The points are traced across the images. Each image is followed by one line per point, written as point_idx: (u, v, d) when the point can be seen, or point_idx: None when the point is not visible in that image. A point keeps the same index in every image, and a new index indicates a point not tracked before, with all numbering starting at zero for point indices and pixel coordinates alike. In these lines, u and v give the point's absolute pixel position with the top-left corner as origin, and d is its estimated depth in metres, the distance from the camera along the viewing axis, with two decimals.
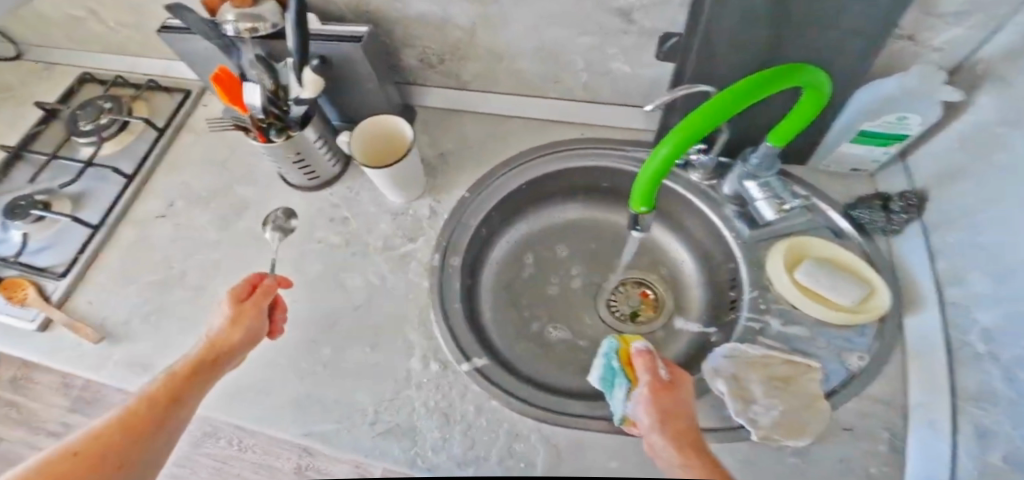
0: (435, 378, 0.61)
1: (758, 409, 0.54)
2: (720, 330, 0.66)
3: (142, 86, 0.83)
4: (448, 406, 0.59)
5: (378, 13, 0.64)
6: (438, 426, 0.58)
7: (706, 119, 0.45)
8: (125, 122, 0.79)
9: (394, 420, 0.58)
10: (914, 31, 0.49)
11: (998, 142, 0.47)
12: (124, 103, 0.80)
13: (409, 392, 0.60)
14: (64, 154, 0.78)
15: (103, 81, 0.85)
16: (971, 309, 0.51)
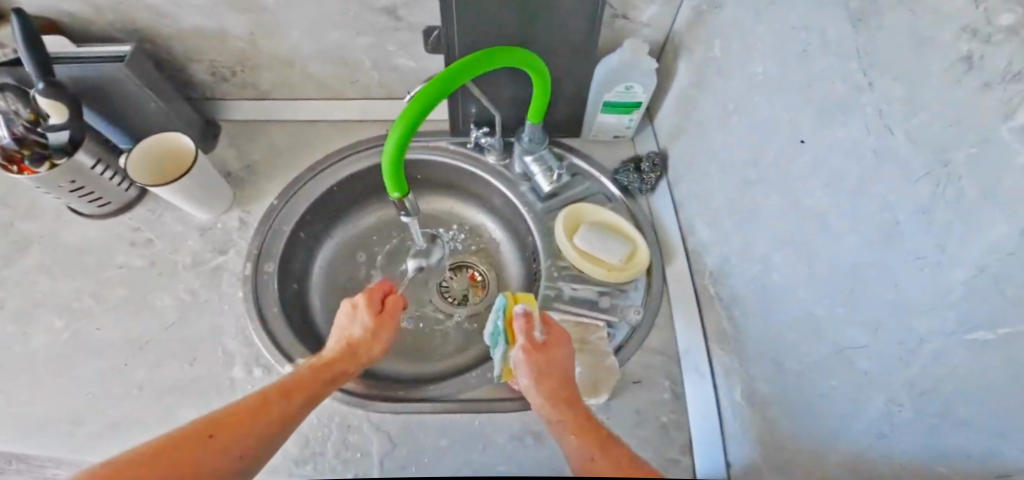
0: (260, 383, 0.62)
1: None
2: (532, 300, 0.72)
3: None
4: None
5: (150, 30, 0.62)
6: None
7: (433, 92, 0.47)
8: None
9: None
10: (625, 10, 0.58)
11: (693, 107, 0.59)
12: None
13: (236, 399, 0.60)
14: None
15: None
16: (702, 254, 0.63)
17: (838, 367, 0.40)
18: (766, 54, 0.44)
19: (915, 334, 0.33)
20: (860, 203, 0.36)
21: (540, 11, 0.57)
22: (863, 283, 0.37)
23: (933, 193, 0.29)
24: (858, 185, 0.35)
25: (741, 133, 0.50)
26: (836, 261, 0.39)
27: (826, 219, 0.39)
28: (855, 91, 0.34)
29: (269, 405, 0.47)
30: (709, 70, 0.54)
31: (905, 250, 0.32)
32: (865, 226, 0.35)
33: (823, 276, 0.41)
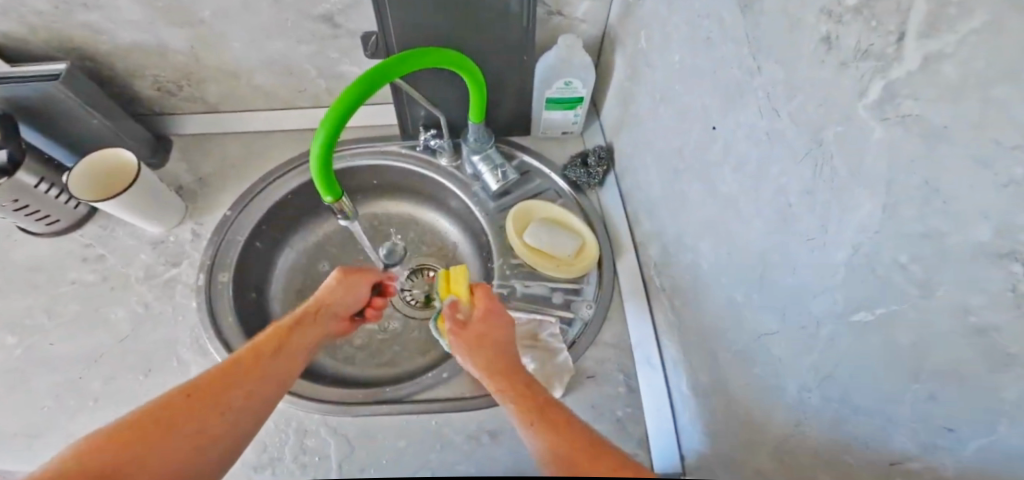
0: None
1: None
2: None
3: None
4: None
5: (89, 48, 0.62)
6: None
7: (356, 94, 0.47)
8: None
9: None
10: (558, 7, 0.58)
11: (630, 101, 0.59)
12: None
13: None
14: None
15: None
16: (649, 246, 0.65)
17: (759, 353, 0.41)
18: (680, 44, 0.44)
19: (814, 317, 0.33)
20: (762, 187, 0.37)
21: (473, 14, 0.57)
22: (771, 266, 0.38)
23: (815, 172, 0.30)
24: (758, 171, 0.37)
25: (670, 124, 0.51)
26: (750, 246, 0.41)
27: (738, 205, 0.41)
28: (749, 75, 0.35)
29: (231, 383, 0.43)
30: (638, 62, 0.54)
31: (800, 232, 0.33)
32: (770, 211, 0.37)
33: (742, 262, 0.42)
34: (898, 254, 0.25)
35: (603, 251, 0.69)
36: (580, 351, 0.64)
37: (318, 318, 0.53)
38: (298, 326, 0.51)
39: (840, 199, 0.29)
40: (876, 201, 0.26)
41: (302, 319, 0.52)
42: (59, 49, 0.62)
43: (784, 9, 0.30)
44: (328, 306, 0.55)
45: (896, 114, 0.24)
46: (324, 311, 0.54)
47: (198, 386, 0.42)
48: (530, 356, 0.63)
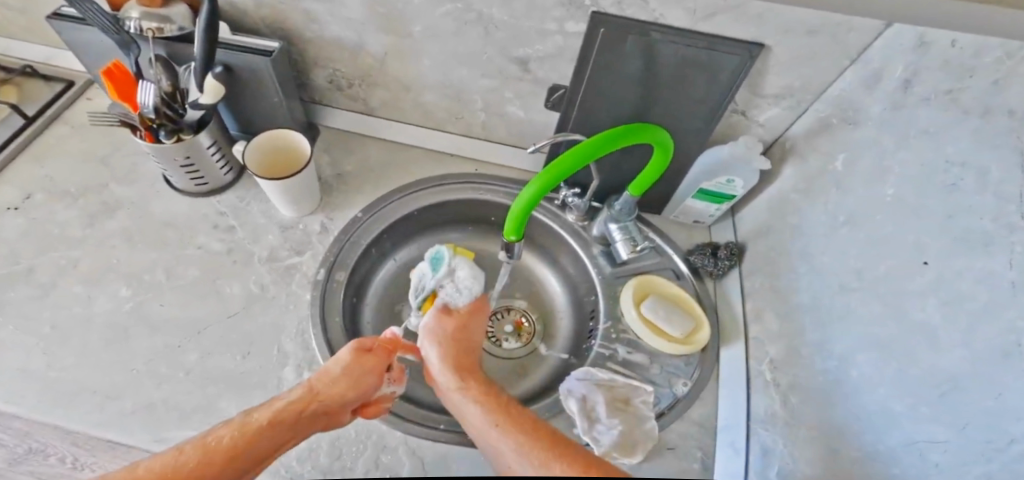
0: None
1: (601, 429, 0.58)
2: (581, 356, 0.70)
3: (14, 69, 0.72)
4: None
5: (293, 31, 0.65)
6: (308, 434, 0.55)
7: (579, 157, 0.50)
8: None
9: None
10: (746, 108, 0.60)
11: (792, 211, 0.60)
12: None
13: None
14: None
15: None
16: (766, 343, 0.61)
17: (911, 458, 0.42)
18: (902, 178, 0.46)
19: (1005, 435, 0.36)
20: (982, 322, 0.38)
21: (669, 93, 0.60)
22: (962, 388, 0.39)
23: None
24: (983, 307, 0.38)
25: (850, 247, 0.50)
26: (934, 369, 0.41)
27: (934, 333, 0.41)
28: (1005, 229, 0.37)
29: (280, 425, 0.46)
30: (821, 180, 0.56)
31: (1022, 368, 0.35)
32: (981, 344, 0.38)
33: (914, 378, 0.43)
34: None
35: (713, 340, 0.64)
36: (666, 421, 0.59)
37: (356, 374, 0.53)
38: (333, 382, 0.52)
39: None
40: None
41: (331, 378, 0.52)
42: (269, 26, 0.65)
43: None
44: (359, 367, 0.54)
45: None
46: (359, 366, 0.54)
47: (233, 442, 0.43)
48: (619, 418, 0.59)
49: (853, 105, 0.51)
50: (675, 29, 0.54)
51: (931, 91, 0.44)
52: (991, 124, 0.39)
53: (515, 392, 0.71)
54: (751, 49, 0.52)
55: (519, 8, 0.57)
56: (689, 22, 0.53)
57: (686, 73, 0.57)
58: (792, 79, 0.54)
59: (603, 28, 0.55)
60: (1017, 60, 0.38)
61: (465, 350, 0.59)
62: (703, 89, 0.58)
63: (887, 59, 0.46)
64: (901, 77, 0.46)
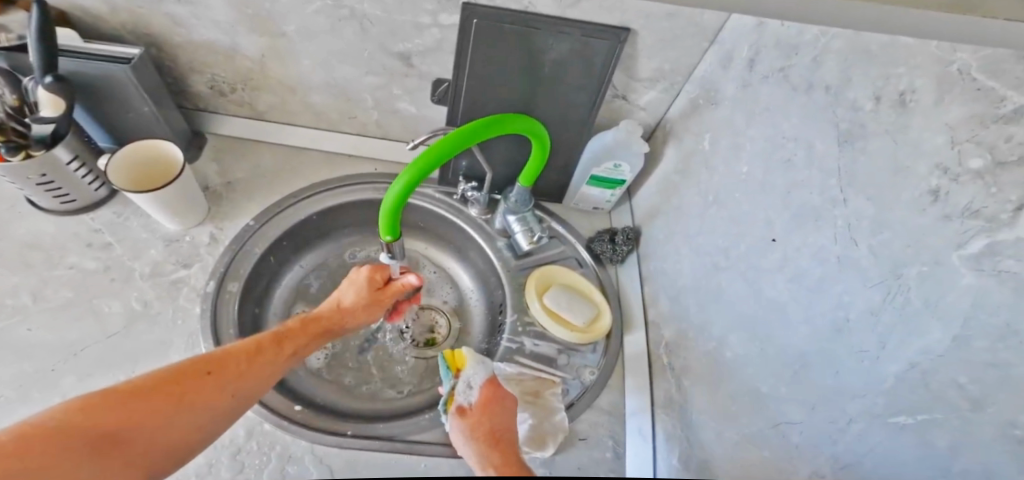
0: None
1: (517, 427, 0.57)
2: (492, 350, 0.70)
3: None
4: None
5: (157, 34, 0.61)
6: (204, 451, 0.55)
7: (446, 148, 0.47)
8: None
9: None
10: (625, 93, 0.61)
11: (674, 193, 0.62)
12: None
13: None
14: None
15: None
16: (662, 325, 0.62)
17: (774, 438, 0.42)
18: (751, 157, 0.47)
19: (845, 414, 0.36)
20: (818, 299, 0.39)
21: (550, 83, 0.59)
22: (809, 367, 0.39)
23: (885, 297, 0.33)
24: (818, 283, 0.39)
25: (718, 226, 0.53)
26: (787, 346, 0.42)
27: (786, 311, 0.42)
28: (830, 203, 0.38)
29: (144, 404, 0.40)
30: (693, 160, 0.58)
31: (852, 343, 0.35)
32: (821, 320, 0.38)
33: (775, 360, 0.43)
34: (957, 374, 0.29)
35: (615, 325, 0.65)
36: (576, 411, 0.59)
37: (229, 374, 0.45)
38: (200, 379, 0.43)
39: (905, 323, 0.31)
40: (948, 331, 0.29)
41: (177, 382, 0.42)
42: (131, 32, 0.61)
43: (891, 151, 0.33)
44: (229, 361, 0.45)
45: (992, 268, 0.27)
46: (233, 360, 0.45)
47: (105, 399, 0.39)
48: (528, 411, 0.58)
49: (713, 86, 0.54)
50: (545, 17, 0.53)
51: (767, 69, 0.46)
52: (812, 100, 0.40)
53: (430, 391, 0.70)
54: (618, 34, 0.53)
55: (388, 2, 0.55)
56: (557, 9, 0.52)
57: (560, 63, 0.57)
58: (659, 62, 0.56)
59: (476, 18, 0.54)
60: (828, 38, 0.39)
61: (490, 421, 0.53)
62: (581, 79, 0.58)
63: (735, 40, 0.50)
64: (746, 56, 0.49)
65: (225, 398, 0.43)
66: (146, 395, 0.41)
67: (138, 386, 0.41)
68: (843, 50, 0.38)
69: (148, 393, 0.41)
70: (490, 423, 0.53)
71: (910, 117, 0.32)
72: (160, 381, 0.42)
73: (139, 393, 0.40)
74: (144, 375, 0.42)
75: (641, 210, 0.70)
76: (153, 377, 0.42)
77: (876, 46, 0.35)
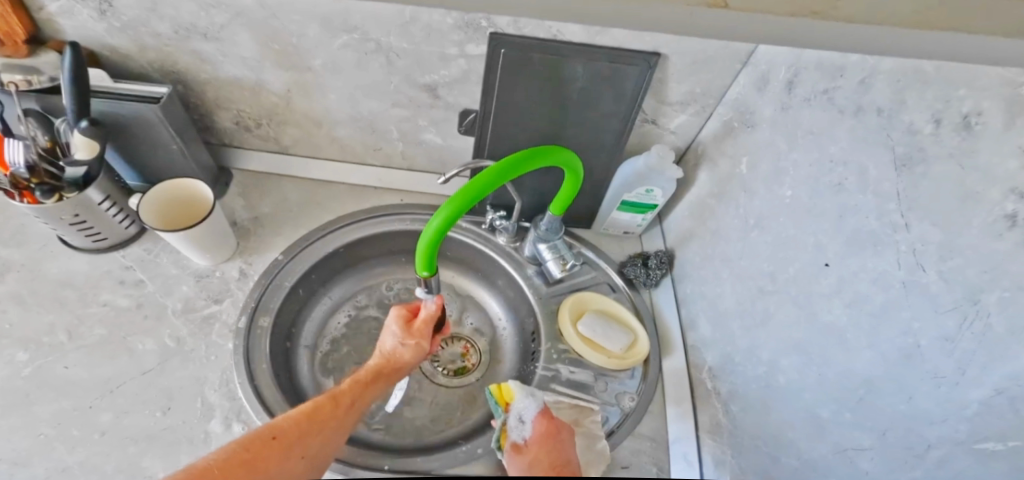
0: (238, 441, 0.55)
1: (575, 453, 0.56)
2: (525, 378, 0.69)
3: None
4: None
5: (186, 73, 0.62)
6: None
7: (486, 182, 0.47)
8: None
9: None
10: (654, 116, 0.61)
11: (710, 216, 0.62)
12: None
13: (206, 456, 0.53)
14: None
15: None
16: (703, 350, 0.61)
17: (842, 468, 0.40)
18: (796, 181, 0.47)
19: (923, 440, 0.34)
20: (882, 326, 0.37)
21: (579, 109, 0.59)
22: (876, 392, 0.37)
23: (960, 323, 0.32)
24: (881, 309, 0.37)
25: (761, 250, 0.52)
26: (849, 371, 0.40)
27: (844, 336, 0.40)
28: (890, 228, 0.36)
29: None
30: (730, 183, 0.58)
31: (924, 370, 0.34)
32: (886, 345, 0.37)
33: (835, 385, 0.41)
34: None
35: (654, 350, 0.63)
36: (619, 439, 0.58)
37: (297, 435, 0.43)
38: (273, 446, 0.42)
39: (989, 350, 0.30)
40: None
41: (243, 454, 0.40)
42: (158, 69, 0.62)
43: (957, 176, 0.32)
44: (289, 423, 0.44)
45: None
46: (298, 422, 0.44)
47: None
48: None
49: (748, 108, 0.54)
50: (574, 44, 0.53)
51: (809, 92, 0.46)
52: (862, 123, 0.40)
53: (464, 422, 0.69)
54: (648, 59, 0.53)
55: (416, 34, 0.56)
56: (586, 36, 0.53)
57: (590, 91, 0.57)
58: (690, 85, 0.56)
59: (503, 48, 0.54)
60: (877, 59, 0.39)
61: (550, 457, 0.52)
62: (609, 105, 0.58)
63: (771, 63, 0.50)
64: (784, 78, 0.49)
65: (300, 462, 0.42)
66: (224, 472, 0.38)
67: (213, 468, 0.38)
68: (894, 70, 0.38)
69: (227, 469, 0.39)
70: (551, 459, 0.52)
71: (976, 141, 0.31)
72: (232, 454, 0.40)
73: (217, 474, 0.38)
74: (212, 455, 0.39)
75: (673, 233, 0.69)
76: (224, 453, 0.40)
77: (930, 66, 0.35)
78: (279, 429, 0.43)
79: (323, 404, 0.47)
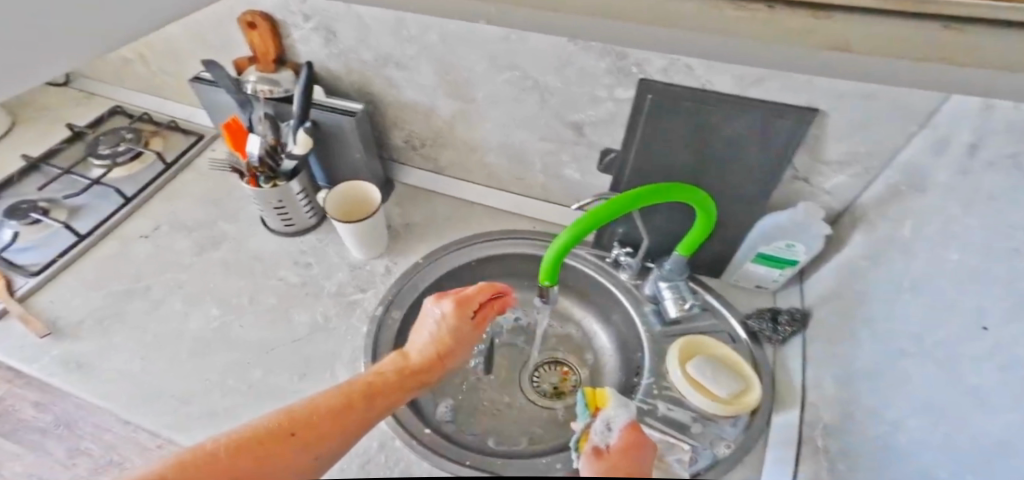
0: None
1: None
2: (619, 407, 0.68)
3: (163, 124, 0.91)
4: None
5: (376, 97, 0.76)
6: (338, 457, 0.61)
7: (612, 210, 0.52)
8: (139, 152, 0.86)
9: None
10: (810, 174, 0.60)
11: (857, 278, 0.58)
12: (143, 136, 0.89)
13: None
14: (79, 171, 0.86)
15: (130, 115, 0.94)
16: (822, 408, 0.57)
17: None
18: (965, 245, 0.44)
19: None
20: None
21: (729, 157, 0.59)
22: (1008, 454, 0.36)
23: None
24: None
25: (915, 316, 0.48)
26: (983, 432, 0.39)
27: (987, 399, 0.39)
28: None
29: (262, 453, 0.47)
30: (888, 247, 0.54)
31: None
32: None
33: (966, 445, 0.40)
34: None
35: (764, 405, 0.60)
36: None
37: (320, 429, 0.51)
38: (293, 436, 0.49)
39: None
40: None
41: (266, 438, 0.48)
42: (356, 91, 0.76)
43: None
44: (319, 417, 0.51)
45: None
46: (326, 416, 0.52)
47: (234, 441, 0.48)
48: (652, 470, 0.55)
49: (917, 171, 0.51)
50: (721, 94, 0.55)
51: (992, 154, 0.43)
52: None
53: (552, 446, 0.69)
54: (804, 114, 0.52)
55: (571, 76, 0.62)
56: (737, 87, 0.54)
57: (743, 142, 0.57)
58: (852, 145, 0.54)
59: (651, 93, 0.58)
60: None
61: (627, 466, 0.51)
62: (761, 158, 0.58)
63: (954, 126, 0.46)
64: (967, 141, 0.45)
65: (317, 455, 0.50)
66: (254, 450, 0.47)
67: (252, 438, 0.48)
68: None
69: (262, 445, 0.48)
70: (627, 466, 0.51)
71: None
72: (270, 434, 0.49)
73: (254, 448, 0.48)
74: (256, 426, 0.49)
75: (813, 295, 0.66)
76: (262, 431, 0.49)
77: None
78: (302, 422, 0.50)
79: (355, 402, 0.54)
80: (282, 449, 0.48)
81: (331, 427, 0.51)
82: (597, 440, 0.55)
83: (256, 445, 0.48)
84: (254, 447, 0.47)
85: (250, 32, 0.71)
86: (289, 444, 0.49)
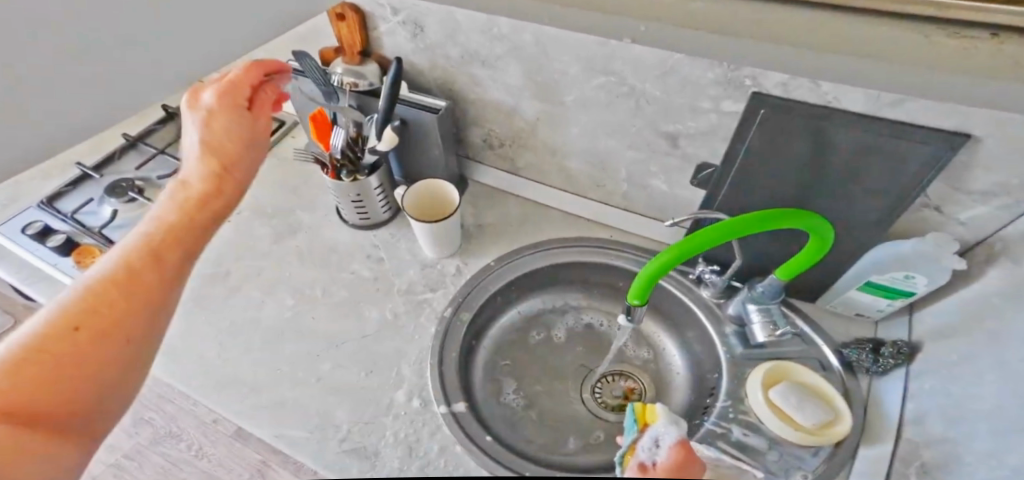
0: (412, 412, 0.60)
1: None
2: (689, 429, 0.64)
3: None
4: (415, 440, 0.58)
5: (460, 94, 0.74)
6: (400, 456, 0.57)
7: (722, 233, 0.49)
8: None
9: (361, 442, 0.58)
10: (940, 204, 0.55)
11: (984, 320, 0.52)
12: None
13: (385, 419, 0.59)
14: (172, 152, 0.90)
15: None
16: (923, 447, 0.52)
17: None
18: None
19: None
20: None
21: (845, 179, 0.55)
22: None
23: None
24: None
25: None
26: None
27: None
28: None
29: (67, 360, 0.36)
30: None
31: None
32: None
33: None
34: None
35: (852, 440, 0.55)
36: None
37: (120, 324, 0.38)
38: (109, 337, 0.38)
39: None
40: None
41: (60, 335, 0.36)
42: (439, 86, 0.75)
43: None
44: (103, 305, 0.38)
45: None
46: (125, 293, 0.39)
47: (28, 348, 0.35)
48: None
49: None
50: (852, 113, 0.50)
51: None
52: None
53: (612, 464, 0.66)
54: (954, 139, 0.47)
55: (673, 84, 0.58)
56: (870, 106, 0.49)
57: (867, 166, 0.52)
58: (1005, 175, 0.49)
59: (764, 108, 0.54)
60: None
61: None
62: (883, 183, 0.53)
63: None
64: None
65: (144, 341, 0.40)
66: (66, 348, 0.36)
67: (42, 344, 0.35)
68: None
69: (69, 342, 0.36)
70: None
71: None
72: (56, 327, 0.36)
73: (58, 352, 0.35)
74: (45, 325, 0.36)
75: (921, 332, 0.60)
76: (51, 328, 0.36)
77: None
78: (80, 317, 0.37)
79: (122, 284, 0.39)
80: (102, 348, 0.37)
81: (129, 304, 0.39)
82: (642, 459, 0.52)
83: (61, 342, 0.36)
84: (68, 350, 0.36)
85: (339, 23, 0.70)
86: (100, 339, 0.37)
